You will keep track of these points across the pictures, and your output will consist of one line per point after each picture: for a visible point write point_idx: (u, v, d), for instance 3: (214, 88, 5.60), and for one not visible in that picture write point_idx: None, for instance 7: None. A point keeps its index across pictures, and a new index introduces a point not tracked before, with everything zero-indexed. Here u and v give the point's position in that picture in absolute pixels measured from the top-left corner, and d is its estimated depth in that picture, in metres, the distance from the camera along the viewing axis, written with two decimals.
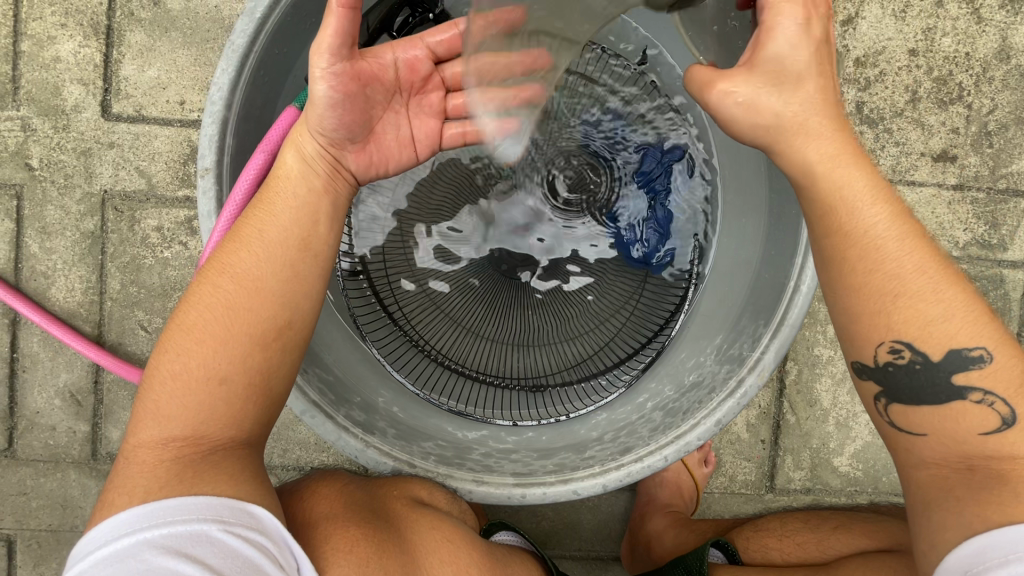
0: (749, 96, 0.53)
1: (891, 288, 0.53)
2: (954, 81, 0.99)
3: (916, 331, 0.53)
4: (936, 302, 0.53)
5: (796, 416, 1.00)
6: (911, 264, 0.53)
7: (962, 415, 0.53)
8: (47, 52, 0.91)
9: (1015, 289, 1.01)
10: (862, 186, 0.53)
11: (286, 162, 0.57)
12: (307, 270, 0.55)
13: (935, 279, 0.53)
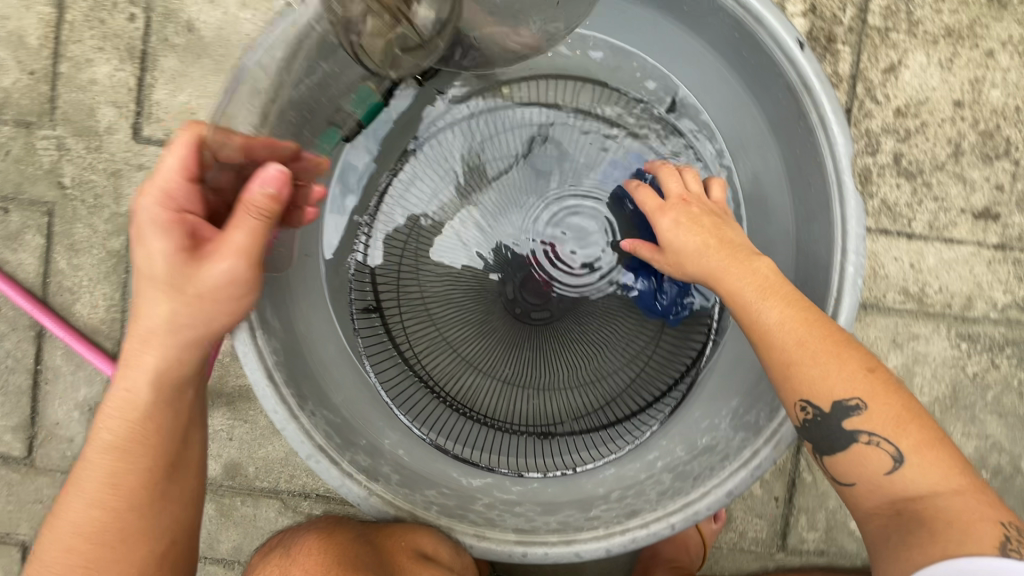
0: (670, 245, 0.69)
1: (779, 357, 0.58)
2: (1001, 135, 0.94)
3: (808, 391, 0.56)
4: (819, 363, 0.56)
5: (813, 474, 0.96)
6: (790, 334, 0.58)
7: (863, 458, 0.55)
8: (84, 74, 0.93)
9: None
10: (750, 285, 0.62)
11: (128, 393, 0.57)
12: (174, 485, 0.60)
13: (818, 340, 0.57)
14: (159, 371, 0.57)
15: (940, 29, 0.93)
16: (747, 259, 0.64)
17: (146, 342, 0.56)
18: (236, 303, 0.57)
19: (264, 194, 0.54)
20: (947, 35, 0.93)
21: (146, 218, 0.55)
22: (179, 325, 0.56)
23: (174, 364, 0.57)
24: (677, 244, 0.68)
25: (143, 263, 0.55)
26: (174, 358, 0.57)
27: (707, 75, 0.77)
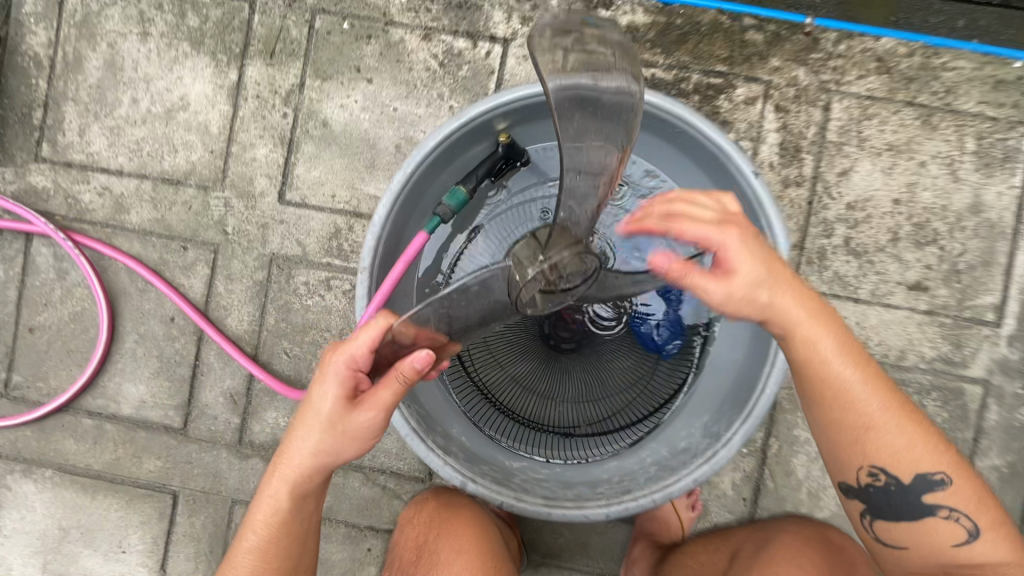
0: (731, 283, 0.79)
1: (866, 426, 0.80)
2: (929, 227, 1.22)
3: (887, 463, 0.80)
4: (897, 441, 0.80)
5: (774, 482, 1.23)
6: (877, 410, 0.80)
7: (934, 527, 0.81)
8: (248, 153, 1.29)
9: (972, 402, 1.22)
10: (843, 363, 0.80)
11: (280, 500, 0.86)
12: (301, 563, 0.90)
13: (894, 422, 0.80)
14: (302, 487, 0.86)
15: (883, 144, 1.23)
16: (847, 342, 0.82)
17: (297, 465, 0.85)
18: (365, 443, 0.85)
19: (413, 367, 0.78)
20: (888, 149, 1.22)
21: (334, 371, 0.82)
22: (321, 454, 0.84)
23: (305, 480, 0.86)
24: (738, 268, 0.78)
25: (316, 404, 0.83)
26: (310, 475, 0.86)
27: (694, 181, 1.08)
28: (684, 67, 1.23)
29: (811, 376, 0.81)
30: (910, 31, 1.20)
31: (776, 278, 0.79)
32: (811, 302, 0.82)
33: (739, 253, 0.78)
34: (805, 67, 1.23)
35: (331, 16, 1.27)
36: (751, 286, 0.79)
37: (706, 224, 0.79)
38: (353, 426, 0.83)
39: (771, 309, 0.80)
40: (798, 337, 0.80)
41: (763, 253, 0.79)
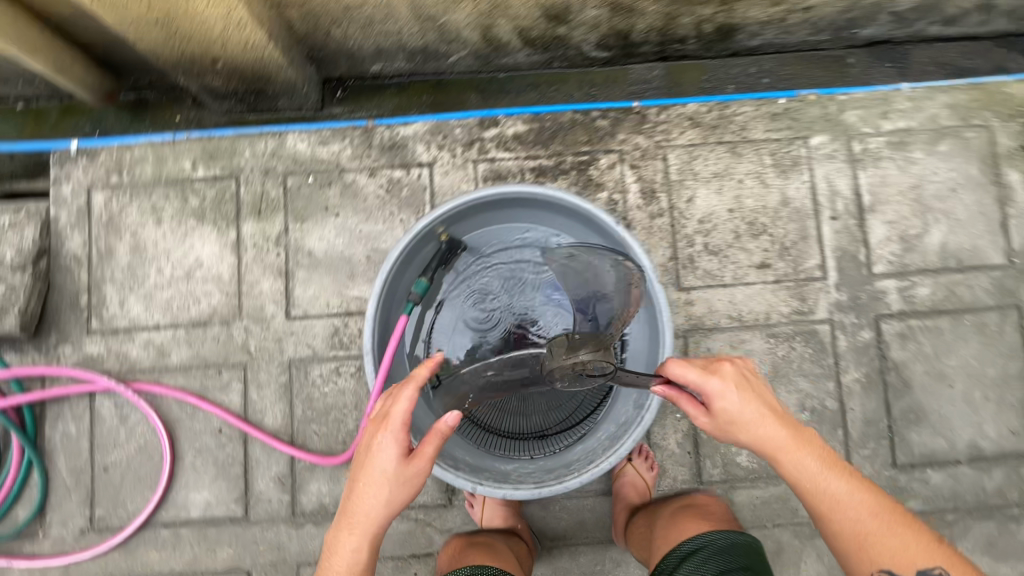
0: (735, 422, 1.15)
1: (865, 532, 1.09)
2: (758, 223, 1.71)
3: (886, 562, 1.07)
4: (885, 538, 1.08)
5: (706, 433, 1.63)
6: (865, 514, 1.10)
7: None
8: (255, 288, 1.68)
9: (825, 336, 1.67)
10: (835, 482, 1.12)
11: (353, 539, 1.15)
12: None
13: (879, 525, 1.09)
14: (370, 530, 1.15)
15: (710, 174, 1.73)
16: (837, 466, 1.15)
17: (366, 512, 1.14)
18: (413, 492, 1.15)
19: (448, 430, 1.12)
20: (715, 177, 1.73)
21: (389, 439, 1.14)
22: (384, 503, 1.14)
23: (371, 528, 1.15)
24: (738, 413, 1.14)
25: (379, 464, 1.14)
26: (374, 524, 1.15)
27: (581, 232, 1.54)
28: (561, 154, 1.72)
29: (802, 490, 1.14)
30: (703, 96, 1.73)
31: (756, 420, 1.14)
32: (803, 438, 1.16)
33: (721, 395, 1.14)
34: (642, 135, 1.74)
35: (299, 175, 1.72)
36: (729, 421, 1.15)
37: (692, 369, 1.16)
38: (412, 482, 1.15)
39: (757, 440, 1.15)
40: (782, 461, 1.13)
41: (739, 401, 1.14)
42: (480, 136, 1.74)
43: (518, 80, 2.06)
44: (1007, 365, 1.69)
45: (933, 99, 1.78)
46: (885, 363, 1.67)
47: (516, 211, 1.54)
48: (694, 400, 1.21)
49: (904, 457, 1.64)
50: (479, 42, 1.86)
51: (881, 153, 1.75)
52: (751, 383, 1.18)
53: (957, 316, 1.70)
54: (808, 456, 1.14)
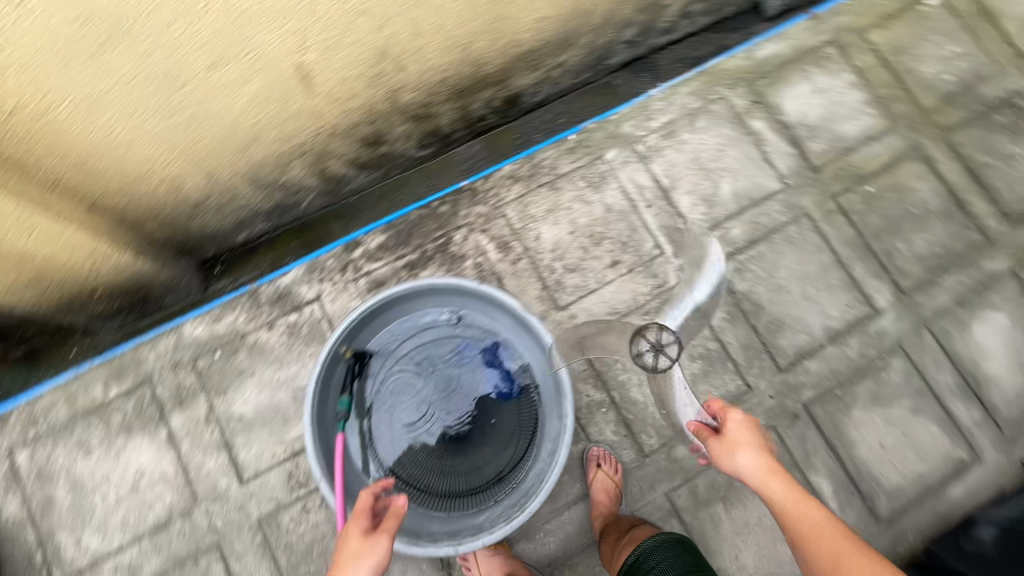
0: (739, 447, 1.42)
1: (836, 549, 1.21)
2: (597, 233, 2.08)
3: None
4: (855, 561, 1.18)
5: (631, 413, 1.92)
6: (834, 536, 1.23)
7: None
8: (200, 471, 1.79)
9: (683, 297, 2.03)
10: (813, 509, 1.29)
11: None
12: None
13: (850, 554, 1.19)
14: None
15: (544, 212, 2.09)
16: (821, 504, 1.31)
17: None
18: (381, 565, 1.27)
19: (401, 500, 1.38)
20: (549, 212, 2.09)
21: (354, 519, 1.35)
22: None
23: None
24: (740, 442, 1.42)
25: (347, 543, 1.29)
26: None
27: (457, 300, 1.80)
28: (422, 245, 2.02)
29: (780, 514, 1.31)
30: (513, 157, 2.10)
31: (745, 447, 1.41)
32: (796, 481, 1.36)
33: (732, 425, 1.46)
34: (479, 204, 2.08)
35: (206, 355, 1.89)
36: (733, 445, 1.43)
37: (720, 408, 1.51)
38: (376, 550, 1.27)
39: (741, 466, 1.39)
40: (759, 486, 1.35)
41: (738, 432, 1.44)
42: (350, 258, 2.00)
43: (368, 194, 2.35)
44: (820, 259, 2.12)
45: (678, 93, 2.27)
46: (735, 297, 2.05)
47: (400, 307, 1.79)
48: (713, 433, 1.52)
49: (783, 361, 2.00)
50: (320, 183, 2.15)
51: (660, 146, 2.20)
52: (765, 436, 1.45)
53: (769, 239, 2.12)
54: (788, 484, 1.33)
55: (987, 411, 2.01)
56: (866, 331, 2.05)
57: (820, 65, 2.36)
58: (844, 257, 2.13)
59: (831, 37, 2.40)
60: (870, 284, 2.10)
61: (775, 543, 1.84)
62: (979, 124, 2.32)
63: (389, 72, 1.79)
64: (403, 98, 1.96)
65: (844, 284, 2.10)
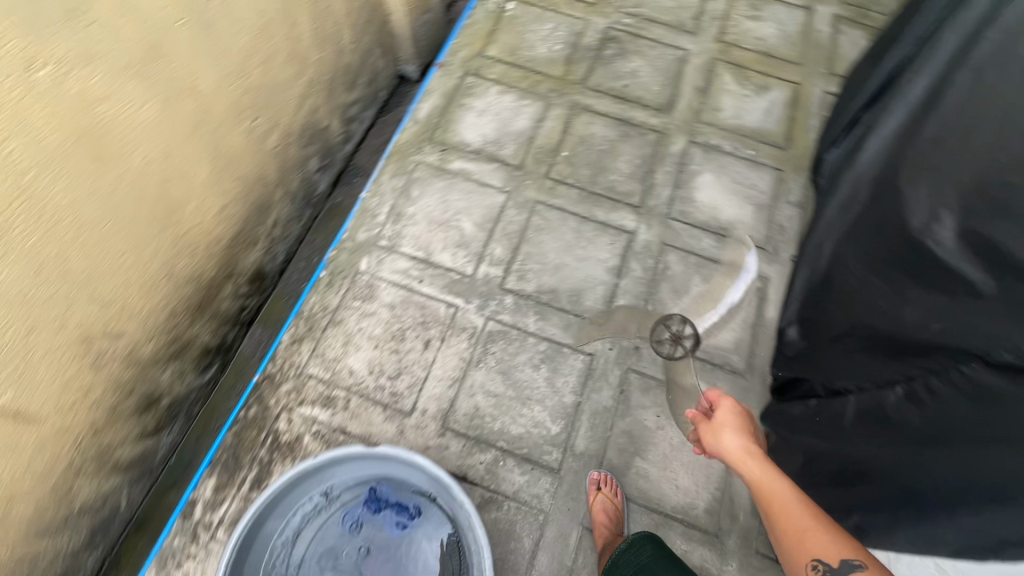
0: (730, 440, 1.60)
1: (806, 525, 1.31)
2: (395, 331, 2.19)
3: (817, 552, 1.24)
4: (819, 537, 1.27)
5: (523, 447, 2.02)
6: (805, 515, 1.33)
7: None
8: None
9: (495, 328, 2.20)
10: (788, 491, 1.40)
11: None
12: None
13: (815, 527, 1.29)
14: None
15: (342, 347, 2.15)
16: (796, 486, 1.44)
17: None
18: None
19: None
20: (346, 344, 2.16)
21: None
22: None
23: None
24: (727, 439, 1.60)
25: None
26: None
27: (311, 482, 1.74)
28: (256, 455, 1.99)
29: (758, 492, 1.45)
30: (285, 325, 2.14)
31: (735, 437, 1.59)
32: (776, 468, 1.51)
33: (721, 424, 1.65)
34: (282, 382, 2.09)
35: None
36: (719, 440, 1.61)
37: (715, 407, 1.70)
38: None
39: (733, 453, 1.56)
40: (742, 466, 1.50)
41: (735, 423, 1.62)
42: (195, 521, 1.91)
43: (184, 443, 2.20)
44: (569, 225, 2.44)
45: (383, 181, 2.50)
46: (533, 297, 2.27)
47: (267, 530, 1.69)
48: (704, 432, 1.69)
49: (600, 317, 2.26)
50: (124, 475, 1.99)
51: (397, 230, 2.39)
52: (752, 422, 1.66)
53: (525, 238, 2.40)
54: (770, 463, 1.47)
55: (747, 244, 2.45)
56: (636, 252, 2.40)
57: (470, 94, 2.76)
58: (584, 212, 2.47)
59: (463, 71, 2.83)
60: (614, 217, 2.47)
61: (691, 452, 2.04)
62: (599, 64, 2.88)
63: (110, 349, 1.75)
64: (144, 352, 1.91)
65: (598, 230, 2.44)
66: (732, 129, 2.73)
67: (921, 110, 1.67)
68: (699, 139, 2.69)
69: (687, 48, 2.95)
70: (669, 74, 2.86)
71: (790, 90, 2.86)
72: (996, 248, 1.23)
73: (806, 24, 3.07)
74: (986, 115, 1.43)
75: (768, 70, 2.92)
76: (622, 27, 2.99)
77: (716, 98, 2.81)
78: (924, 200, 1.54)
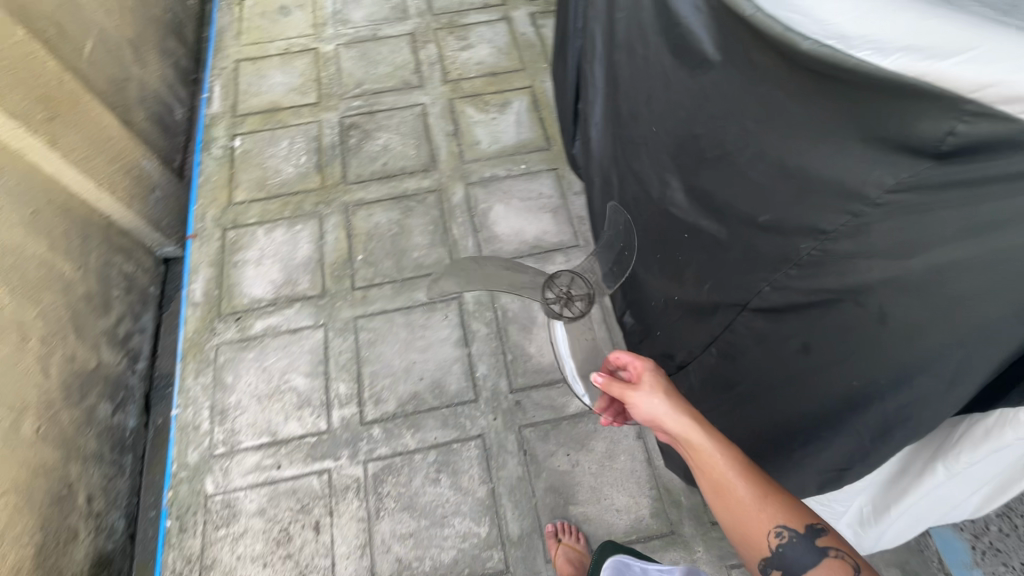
0: (661, 401, 1.40)
1: (761, 490, 1.24)
2: (277, 533, 1.95)
3: (782, 521, 1.20)
4: (777, 506, 1.22)
5: (462, 568, 1.88)
6: (757, 478, 1.26)
7: (828, 566, 1.14)
8: None
9: (376, 466, 2.04)
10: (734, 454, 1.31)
11: None
12: None
13: (773, 494, 1.24)
14: None
15: None
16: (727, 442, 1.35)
17: None
18: None
19: None
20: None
21: None
22: None
23: None
24: (660, 404, 1.40)
25: None
26: None
27: None
28: None
29: (705, 460, 1.31)
30: None
31: (667, 403, 1.40)
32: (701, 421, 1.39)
33: (650, 388, 1.43)
34: None
35: None
36: (655, 408, 1.40)
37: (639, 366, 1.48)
38: None
39: (671, 421, 1.37)
40: (690, 433, 1.33)
41: (664, 385, 1.43)
42: None
43: None
44: (399, 322, 2.34)
45: (189, 386, 2.23)
46: (398, 413, 2.14)
47: None
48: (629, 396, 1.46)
49: (470, 393, 2.17)
50: None
51: (228, 427, 2.14)
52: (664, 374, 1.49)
53: (362, 359, 2.26)
54: (712, 428, 1.34)
55: (562, 249, 2.51)
56: (472, 311, 2.36)
57: (238, 247, 2.56)
58: (406, 302, 2.39)
59: (220, 228, 2.62)
60: (436, 291, 2.41)
61: (613, 468, 2.02)
62: (350, 154, 2.83)
63: None
64: None
65: (427, 312, 2.37)
66: (497, 154, 2.80)
67: (613, 91, 1.81)
68: (474, 177, 2.72)
69: (422, 102, 3.00)
70: (419, 133, 2.89)
71: (528, 94, 3.01)
72: (717, 203, 1.38)
73: (511, 32, 3.27)
74: (657, 77, 1.59)
75: (501, 86, 3.05)
76: (354, 111, 2.98)
77: (470, 133, 2.88)
78: (653, 172, 1.66)
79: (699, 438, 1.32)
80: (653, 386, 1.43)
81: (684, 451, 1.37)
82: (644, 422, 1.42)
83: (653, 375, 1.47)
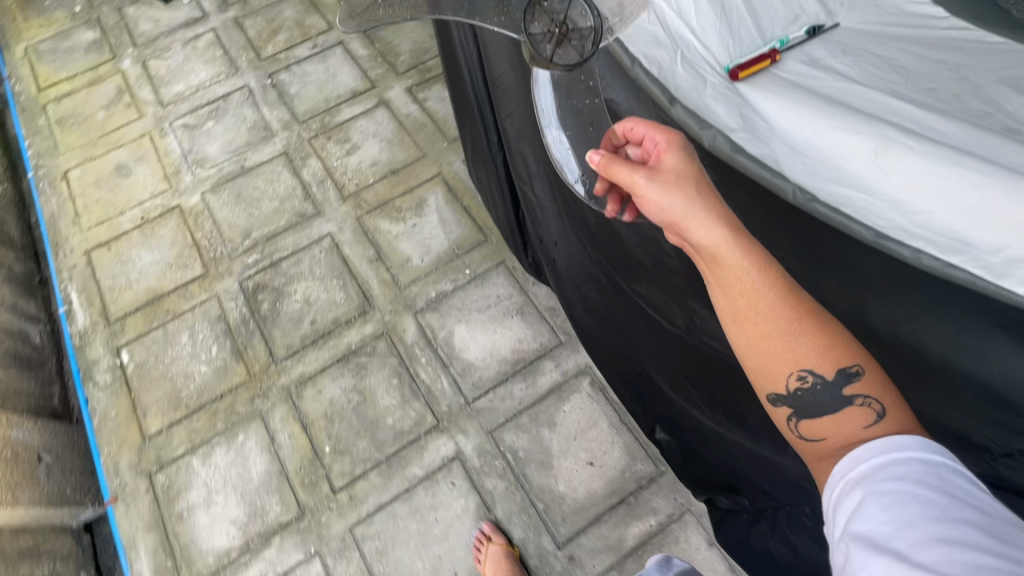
0: (677, 200, 1.09)
1: (802, 324, 0.97)
2: None
3: (810, 360, 0.95)
4: (812, 346, 0.96)
5: None
6: (802, 311, 0.97)
7: (850, 417, 0.92)
8: None
9: None
10: (784, 273, 0.99)
11: None
12: None
13: (809, 329, 0.96)
14: None
15: None
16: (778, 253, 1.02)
17: None
18: None
19: None
20: None
21: None
22: None
23: None
24: (679, 203, 1.08)
25: None
26: None
27: None
28: None
29: (722, 274, 1.02)
30: None
31: (691, 206, 1.07)
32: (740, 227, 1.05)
33: (664, 188, 1.10)
34: None
35: None
36: (675, 202, 1.08)
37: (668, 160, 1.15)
38: None
39: (699, 229, 1.05)
40: (716, 244, 1.02)
41: (688, 182, 1.10)
42: None
43: None
44: (402, 513, 1.98)
45: None
46: None
47: None
48: (637, 194, 1.15)
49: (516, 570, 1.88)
50: None
51: None
52: (694, 166, 1.15)
53: None
54: (755, 242, 1.02)
55: (548, 352, 2.24)
56: (480, 468, 2.03)
57: (177, 492, 2.07)
58: (401, 485, 2.03)
59: (145, 475, 2.11)
60: (431, 458, 2.06)
61: None
62: (268, 324, 2.38)
63: None
64: None
65: (430, 487, 2.02)
66: (435, 265, 2.46)
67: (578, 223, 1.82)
68: (421, 303, 2.38)
69: (328, 232, 2.59)
70: (338, 271, 2.48)
71: (440, 184, 2.68)
72: None
73: (395, 118, 2.90)
74: None
75: (408, 183, 2.70)
76: (254, 269, 2.52)
77: (395, 251, 2.52)
78: (669, 300, 1.65)
79: (732, 252, 1.01)
80: (669, 186, 1.10)
81: (700, 262, 1.09)
82: (653, 218, 1.15)
83: (668, 171, 1.13)
